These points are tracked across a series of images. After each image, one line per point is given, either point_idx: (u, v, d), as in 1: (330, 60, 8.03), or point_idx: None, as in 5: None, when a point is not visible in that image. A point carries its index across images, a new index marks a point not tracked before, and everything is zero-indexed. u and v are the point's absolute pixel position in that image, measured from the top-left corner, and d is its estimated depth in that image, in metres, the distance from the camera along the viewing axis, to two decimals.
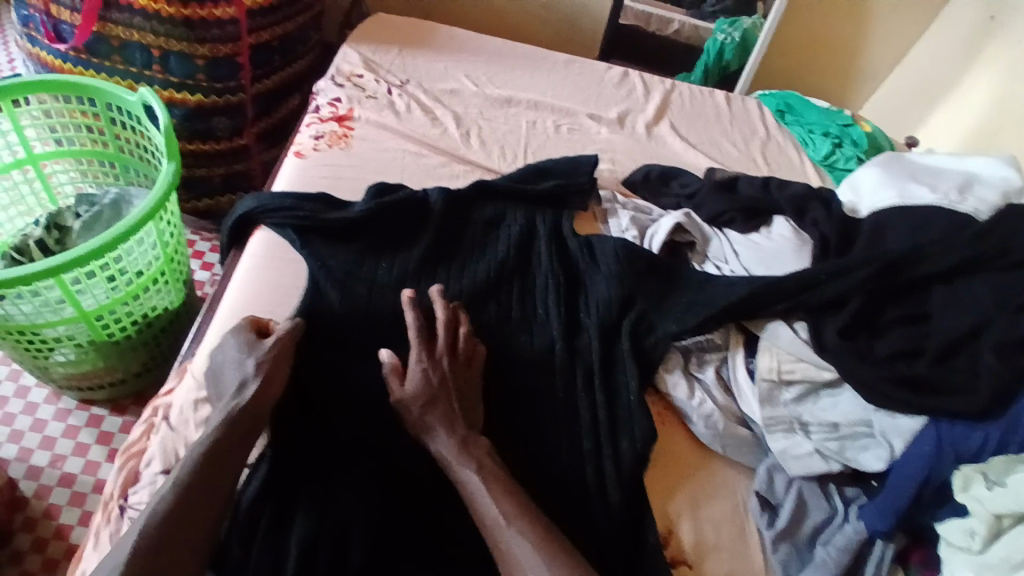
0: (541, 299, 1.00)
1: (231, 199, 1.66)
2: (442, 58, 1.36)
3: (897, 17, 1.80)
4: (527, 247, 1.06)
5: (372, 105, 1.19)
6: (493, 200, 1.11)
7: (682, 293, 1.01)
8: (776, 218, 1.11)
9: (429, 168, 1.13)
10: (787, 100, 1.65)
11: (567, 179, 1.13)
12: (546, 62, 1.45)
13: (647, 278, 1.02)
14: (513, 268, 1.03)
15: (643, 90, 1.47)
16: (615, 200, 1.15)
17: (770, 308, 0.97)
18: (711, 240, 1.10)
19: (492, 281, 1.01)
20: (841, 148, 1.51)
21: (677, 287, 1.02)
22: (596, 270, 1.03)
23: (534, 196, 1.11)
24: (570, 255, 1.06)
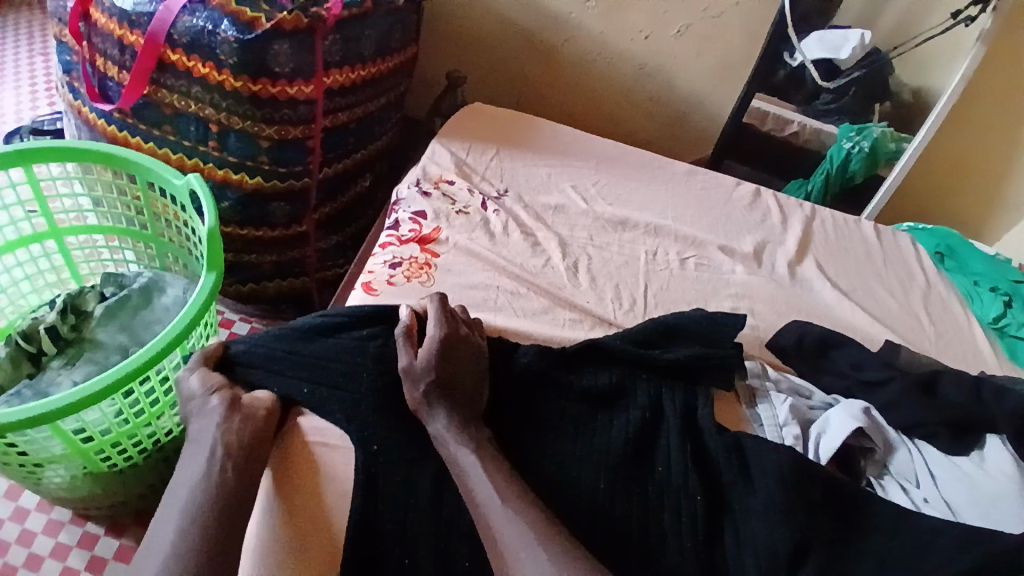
0: (671, 531, 0.73)
1: (279, 285, 1.44)
2: (545, 163, 1.15)
3: None
4: (651, 441, 0.79)
5: (461, 223, 0.97)
6: (609, 365, 0.85)
7: (878, 550, 0.72)
8: (988, 438, 0.81)
9: (528, 314, 0.89)
10: (946, 241, 1.31)
11: (707, 346, 0.87)
12: (664, 172, 1.22)
13: (824, 517, 0.73)
14: (635, 474, 0.76)
15: (779, 214, 1.21)
16: (764, 376, 0.89)
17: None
18: (899, 451, 0.83)
19: (605, 496, 0.74)
20: (1015, 309, 1.16)
21: (867, 533, 0.73)
22: (751, 495, 0.75)
23: (661, 369, 0.85)
24: (710, 460, 0.79)
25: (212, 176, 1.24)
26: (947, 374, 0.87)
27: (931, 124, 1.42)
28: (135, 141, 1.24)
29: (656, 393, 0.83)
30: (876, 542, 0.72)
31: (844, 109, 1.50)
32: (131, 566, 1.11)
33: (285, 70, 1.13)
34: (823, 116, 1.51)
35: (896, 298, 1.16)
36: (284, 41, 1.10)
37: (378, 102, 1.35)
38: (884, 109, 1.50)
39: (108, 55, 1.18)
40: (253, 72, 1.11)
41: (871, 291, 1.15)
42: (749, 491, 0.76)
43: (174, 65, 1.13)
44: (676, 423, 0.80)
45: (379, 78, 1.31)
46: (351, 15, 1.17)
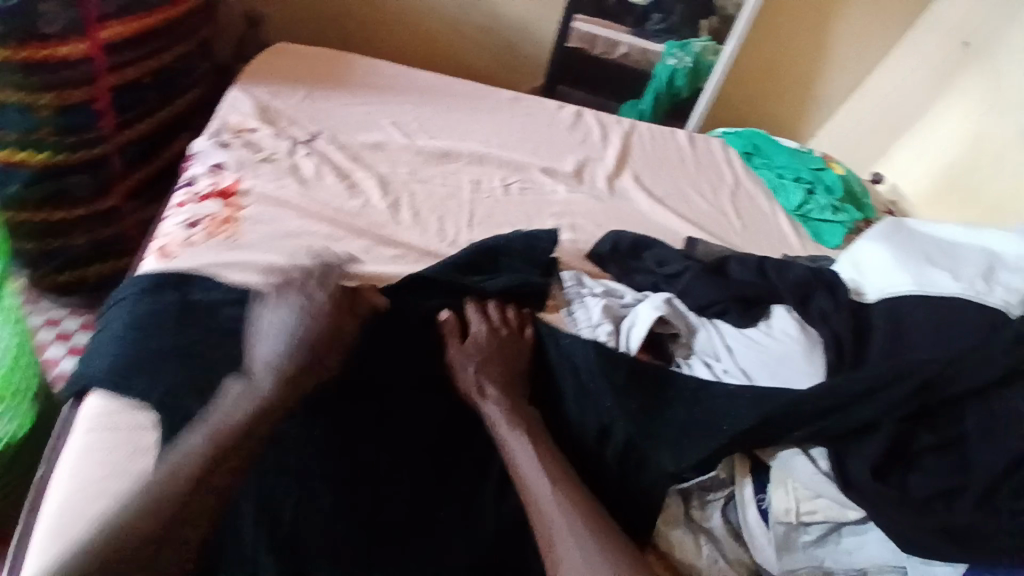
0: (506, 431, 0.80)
1: (101, 270, 1.30)
2: (363, 101, 1.12)
3: (861, 42, 1.69)
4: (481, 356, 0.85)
5: (266, 171, 0.95)
6: (436, 292, 0.88)
7: (672, 415, 0.81)
8: (775, 307, 0.88)
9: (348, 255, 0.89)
10: (753, 141, 1.46)
11: (522, 274, 0.94)
12: (487, 100, 1.23)
13: (631, 394, 0.82)
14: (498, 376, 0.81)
15: (600, 133, 1.28)
16: (580, 285, 0.97)
17: (786, 436, 0.77)
18: (699, 330, 0.90)
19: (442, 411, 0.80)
20: (815, 196, 1.33)
21: (667, 403, 0.82)
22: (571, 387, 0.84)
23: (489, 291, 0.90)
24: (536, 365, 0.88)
25: None
26: (737, 259, 0.94)
27: (739, 35, 1.54)
28: None
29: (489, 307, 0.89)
30: (672, 409, 0.81)
31: (672, 28, 1.57)
32: None
33: (55, 29, 1.02)
34: (653, 37, 1.58)
35: (708, 198, 1.26)
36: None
37: (175, 52, 1.25)
38: (711, 24, 1.56)
39: None
40: (21, 37, 1.00)
41: (684, 195, 1.24)
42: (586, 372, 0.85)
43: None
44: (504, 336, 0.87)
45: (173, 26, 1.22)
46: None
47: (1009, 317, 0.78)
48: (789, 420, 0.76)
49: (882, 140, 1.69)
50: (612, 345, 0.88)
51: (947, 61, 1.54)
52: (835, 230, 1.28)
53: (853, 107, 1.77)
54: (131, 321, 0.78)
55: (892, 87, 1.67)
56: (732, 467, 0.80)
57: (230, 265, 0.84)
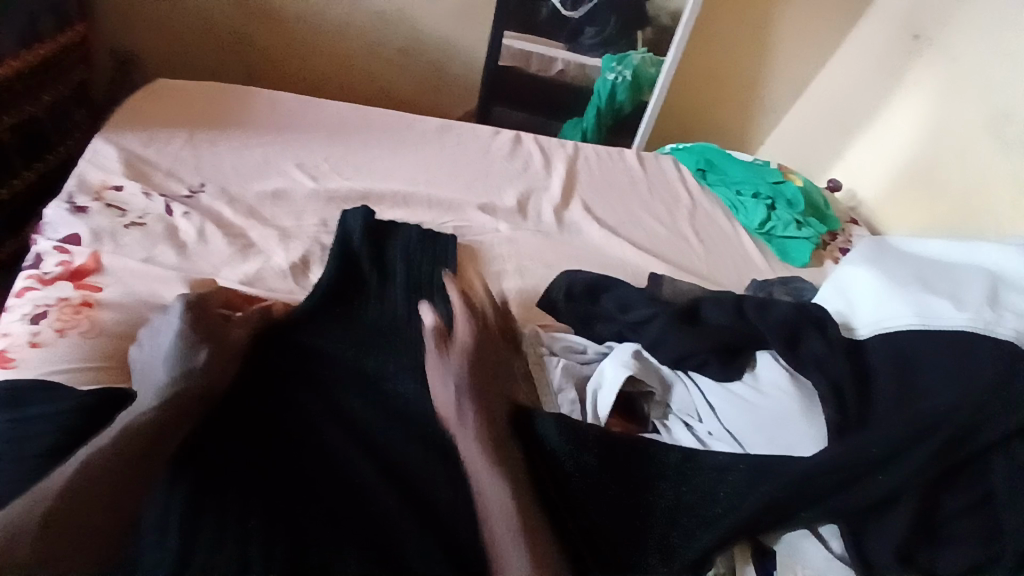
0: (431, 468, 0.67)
1: None
2: (266, 140, 1.00)
3: (794, 44, 1.68)
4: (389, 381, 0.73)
5: (133, 240, 0.82)
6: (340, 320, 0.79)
7: (664, 493, 0.66)
8: (761, 354, 0.76)
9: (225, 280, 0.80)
10: (705, 155, 1.35)
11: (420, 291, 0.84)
12: (411, 131, 1.08)
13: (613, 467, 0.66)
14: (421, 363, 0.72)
15: (542, 159, 1.15)
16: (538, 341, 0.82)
17: (793, 517, 0.64)
18: (676, 387, 0.77)
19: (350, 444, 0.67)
20: (777, 210, 1.22)
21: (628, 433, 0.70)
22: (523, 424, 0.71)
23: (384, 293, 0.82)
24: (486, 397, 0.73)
25: None
26: (712, 299, 0.82)
27: (681, 43, 1.42)
28: None
29: (388, 304, 0.82)
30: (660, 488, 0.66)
31: (606, 41, 1.46)
32: None
33: None
34: (588, 52, 1.47)
35: (663, 222, 1.14)
36: None
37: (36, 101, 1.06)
38: (646, 36, 1.45)
39: None
40: None
41: (638, 221, 1.12)
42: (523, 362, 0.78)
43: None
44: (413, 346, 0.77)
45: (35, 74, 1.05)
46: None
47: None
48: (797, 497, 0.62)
49: (831, 142, 1.65)
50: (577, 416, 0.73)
51: (893, 56, 1.50)
52: (803, 246, 1.18)
53: (804, 113, 1.75)
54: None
55: (839, 91, 1.64)
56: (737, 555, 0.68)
57: (83, 369, 0.68)
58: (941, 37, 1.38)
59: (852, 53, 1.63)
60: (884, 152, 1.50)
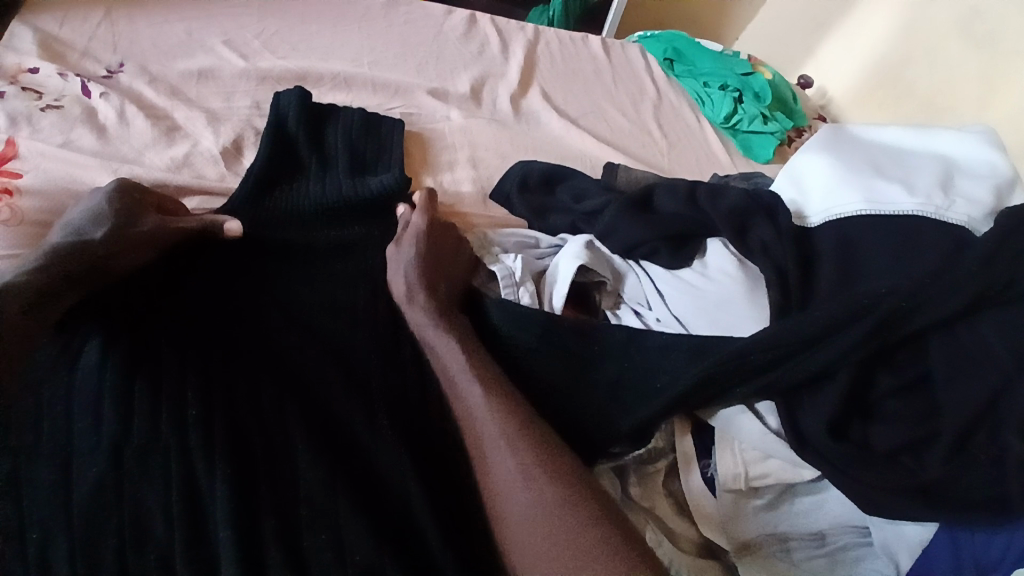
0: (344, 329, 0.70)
1: None
2: (190, 15, 0.92)
3: None
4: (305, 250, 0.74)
5: (50, 122, 0.75)
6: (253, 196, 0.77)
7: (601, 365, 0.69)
8: (711, 242, 0.75)
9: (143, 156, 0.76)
10: (673, 44, 1.28)
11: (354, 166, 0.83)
12: (355, 8, 1.01)
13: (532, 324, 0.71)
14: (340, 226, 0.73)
15: (499, 43, 1.07)
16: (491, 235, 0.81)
17: (727, 394, 0.66)
18: (628, 277, 0.77)
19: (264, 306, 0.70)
20: (743, 104, 1.18)
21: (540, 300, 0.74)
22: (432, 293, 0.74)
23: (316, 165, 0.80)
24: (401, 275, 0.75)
25: None
26: (665, 184, 0.79)
27: None
28: None
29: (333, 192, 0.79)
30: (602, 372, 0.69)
31: None
32: None
33: None
34: None
35: (627, 114, 1.10)
36: None
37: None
38: None
39: None
40: None
41: (601, 111, 1.07)
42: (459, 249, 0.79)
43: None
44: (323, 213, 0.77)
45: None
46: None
47: (974, 235, 0.69)
48: (732, 378, 0.65)
49: (805, 33, 1.57)
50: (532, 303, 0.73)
51: None
52: (767, 141, 1.16)
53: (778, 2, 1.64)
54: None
55: None
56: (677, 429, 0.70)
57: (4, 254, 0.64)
58: None
59: None
60: (858, 45, 1.44)
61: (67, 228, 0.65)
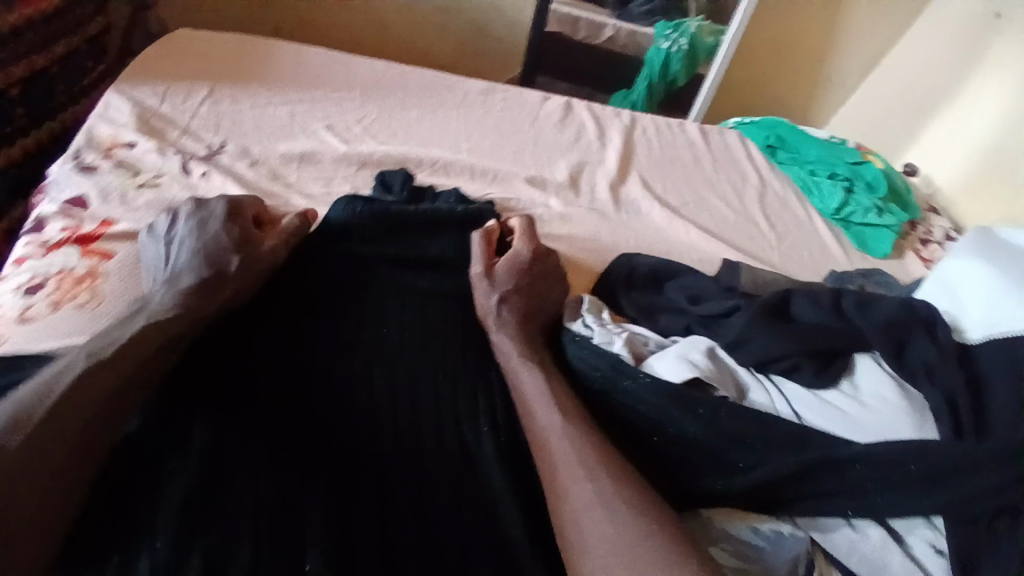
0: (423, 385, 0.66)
1: None
2: (294, 99, 0.93)
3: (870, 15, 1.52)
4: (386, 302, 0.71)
5: (143, 202, 0.75)
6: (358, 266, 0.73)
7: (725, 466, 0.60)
8: (861, 359, 0.65)
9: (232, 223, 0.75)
10: (775, 130, 1.22)
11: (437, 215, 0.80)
12: (454, 93, 1.00)
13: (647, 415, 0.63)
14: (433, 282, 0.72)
15: (596, 128, 1.04)
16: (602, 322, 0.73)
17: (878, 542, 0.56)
18: (755, 392, 0.65)
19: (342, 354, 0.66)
20: (855, 194, 1.10)
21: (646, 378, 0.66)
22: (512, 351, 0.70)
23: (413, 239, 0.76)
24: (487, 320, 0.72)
25: None
26: (800, 290, 0.70)
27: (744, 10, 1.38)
28: None
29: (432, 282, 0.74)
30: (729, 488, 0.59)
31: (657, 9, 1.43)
32: None
33: None
34: (639, 20, 1.44)
35: (731, 204, 1.02)
36: None
37: (51, 53, 0.99)
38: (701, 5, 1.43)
39: None
40: None
41: (704, 201, 1.00)
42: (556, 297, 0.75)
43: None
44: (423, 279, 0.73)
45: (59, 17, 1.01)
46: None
47: None
48: (890, 509, 0.56)
49: (904, 122, 1.49)
50: (630, 364, 0.67)
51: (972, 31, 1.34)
52: (884, 235, 1.05)
53: (877, 88, 1.58)
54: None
55: (912, 67, 1.49)
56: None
57: (76, 336, 0.60)
58: None
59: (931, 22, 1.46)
60: (962, 133, 1.33)
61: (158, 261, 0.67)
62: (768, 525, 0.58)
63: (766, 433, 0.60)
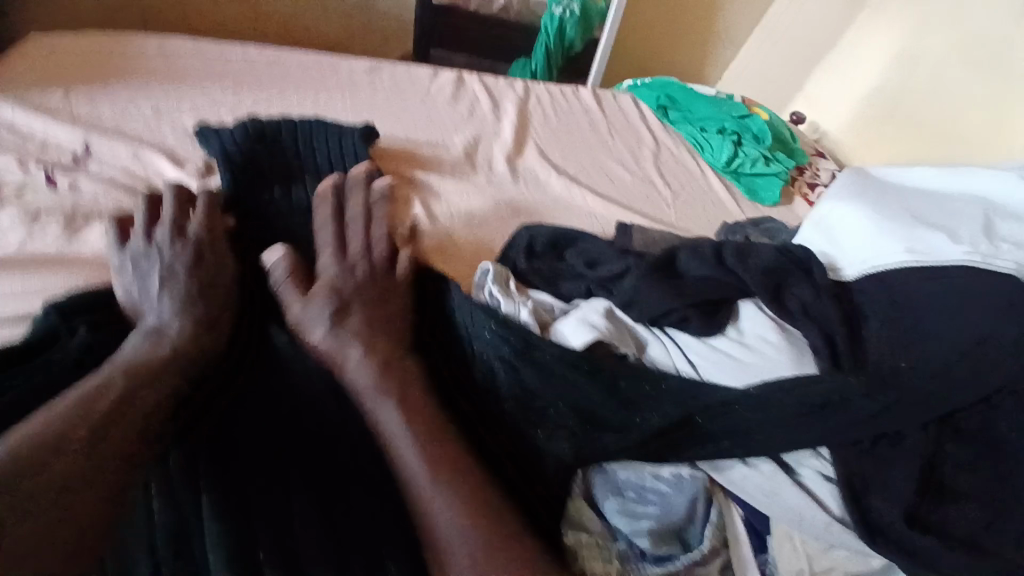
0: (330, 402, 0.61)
1: None
2: (160, 94, 0.87)
3: None
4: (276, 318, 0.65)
5: (3, 222, 0.67)
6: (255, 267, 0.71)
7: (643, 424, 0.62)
8: (743, 304, 0.69)
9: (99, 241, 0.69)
10: (665, 90, 1.26)
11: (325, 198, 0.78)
12: (339, 75, 0.97)
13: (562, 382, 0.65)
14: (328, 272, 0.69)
15: (489, 102, 1.03)
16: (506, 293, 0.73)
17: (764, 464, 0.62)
18: (654, 348, 0.69)
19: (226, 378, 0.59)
20: (743, 146, 1.15)
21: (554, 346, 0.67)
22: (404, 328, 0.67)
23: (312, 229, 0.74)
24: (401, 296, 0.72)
25: None
26: (686, 246, 0.73)
27: None
28: None
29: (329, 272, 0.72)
30: (624, 442, 0.61)
31: None
32: None
33: None
34: None
35: (628, 166, 1.05)
36: None
37: None
38: None
39: None
40: None
41: (600, 166, 1.02)
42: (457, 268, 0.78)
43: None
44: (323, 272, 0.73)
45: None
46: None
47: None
48: (777, 442, 0.61)
49: (791, 74, 1.57)
50: (535, 333, 0.68)
51: None
52: (772, 183, 1.12)
53: (766, 37, 1.63)
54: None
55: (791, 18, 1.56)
56: (720, 510, 0.62)
57: None
58: None
59: None
60: (845, 79, 1.42)
61: (21, 266, 0.64)
62: (669, 470, 0.62)
63: (658, 384, 0.64)
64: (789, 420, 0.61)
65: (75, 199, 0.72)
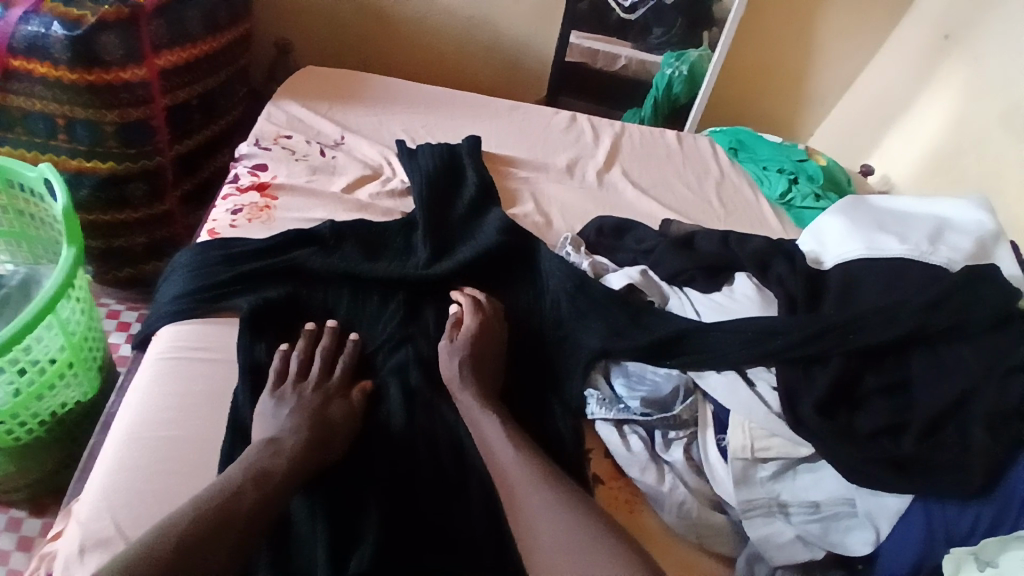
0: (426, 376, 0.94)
1: (156, 266, 1.61)
2: (380, 112, 1.36)
3: (849, 43, 1.81)
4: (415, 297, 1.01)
5: (296, 168, 1.16)
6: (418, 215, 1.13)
7: (652, 332, 0.95)
8: (737, 274, 1.00)
9: (343, 188, 1.15)
10: (739, 136, 1.56)
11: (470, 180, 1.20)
12: (490, 109, 1.42)
13: (607, 308, 0.99)
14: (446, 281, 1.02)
15: (592, 133, 1.42)
16: (577, 253, 1.10)
17: (735, 366, 0.90)
18: (671, 298, 1.01)
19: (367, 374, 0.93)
20: (798, 184, 1.42)
21: (604, 286, 1.03)
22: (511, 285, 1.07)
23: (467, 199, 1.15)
24: (512, 246, 1.09)
25: (68, 167, 1.40)
26: (705, 234, 1.06)
27: (727, 40, 1.74)
28: (32, 156, 1.39)
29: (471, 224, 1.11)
30: (633, 344, 0.94)
31: (673, 41, 1.80)
32: (26, 532, 1.24)
33: (115, 57, 1.29)
34: (654, 50, 1.81)
35: (694, 189, 1.37)
36: (111, 32, 1.26)
37: (205, 83, 1.51)
38: (713, 35, 1.78)
39: (28, 44, 1.25)
40: (85, 63, 1.27)
41: (670, 186, 1.36)
42: (549, 236, 1.16)
43: (17, 69, 1.28)
44: (474, 230, 1.10)
45: (205, 60, 1.49)
46: (167, 0, 1.34)
47: (948, 271, 0.90)
48: (737, 355, 0.90)
49: (872, 134, 1.78)
50: (590, 276, 1.04)
51: (931, 57, 1.62)
52: (817, 215, 1.37)
53: (855, 102, 1.86)
54: (189, 263, 0.98)
55: (879, 86, 1.78)
56: (695, 399, 0.91)
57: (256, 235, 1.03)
58: (969, 36, 1.50)
59: (897, 47, 1.74)
60: (915, 140, 1.62)
61: (304, 193, 1.12)
62: (664, 368, 0.93)
63: (668, 316, 0.97)
64: (748, 344, 0.90)
65: (331, 164, 1.20)
